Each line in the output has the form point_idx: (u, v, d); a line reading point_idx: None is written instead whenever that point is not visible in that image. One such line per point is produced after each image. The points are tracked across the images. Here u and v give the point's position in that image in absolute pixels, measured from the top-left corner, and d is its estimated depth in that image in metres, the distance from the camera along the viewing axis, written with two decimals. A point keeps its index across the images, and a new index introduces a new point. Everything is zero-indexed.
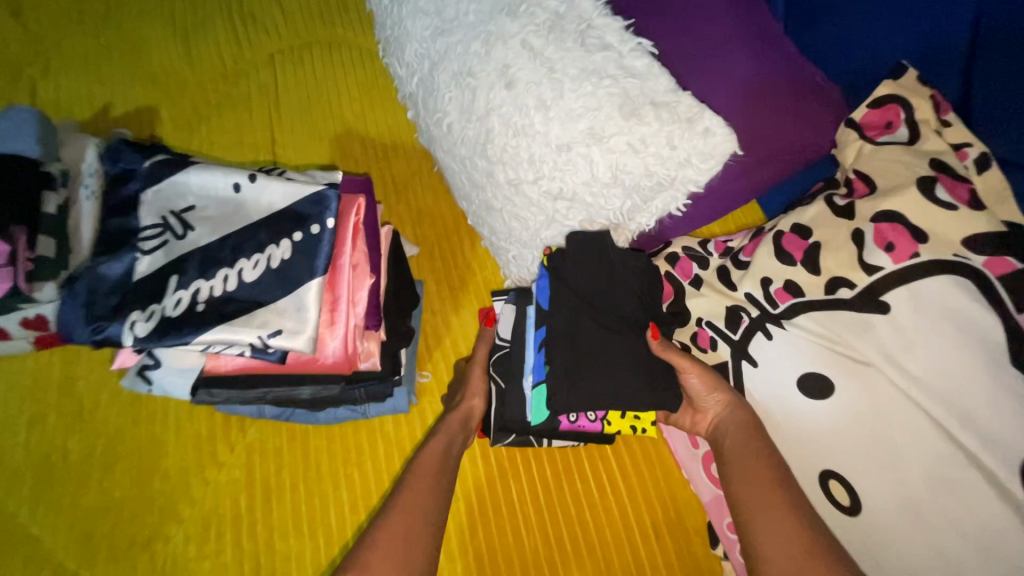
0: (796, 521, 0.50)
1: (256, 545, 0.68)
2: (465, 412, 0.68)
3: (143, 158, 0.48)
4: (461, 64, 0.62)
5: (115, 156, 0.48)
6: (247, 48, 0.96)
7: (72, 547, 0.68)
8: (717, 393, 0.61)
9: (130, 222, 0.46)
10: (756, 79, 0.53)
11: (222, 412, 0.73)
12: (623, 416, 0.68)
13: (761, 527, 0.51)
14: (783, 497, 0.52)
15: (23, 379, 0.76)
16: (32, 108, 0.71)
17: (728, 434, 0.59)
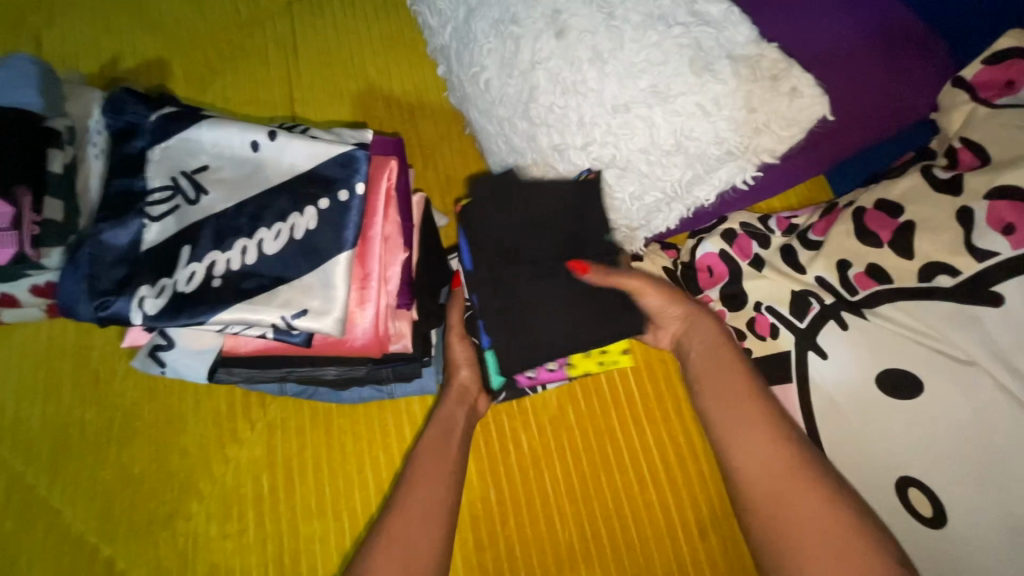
0: (772, 432, 0.48)
1: (279, 526, 0.65)
2: (458, 390, 0.61)
3: (149, 110, 0.42)
4: (503, 9, 0.54)
5: (119, 107, 0.43)
6: None
7: (92, 521, 0.66)
8: (674, 305, 0.59)
9: (137, 183, 0.41)
10: (856, 30, 0.45)
11: (240, 388, 0.69)
12: (588, 355, 0.65)
13: (739, 444, 0.48)
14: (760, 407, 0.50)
15: (37, 348, 0.73)
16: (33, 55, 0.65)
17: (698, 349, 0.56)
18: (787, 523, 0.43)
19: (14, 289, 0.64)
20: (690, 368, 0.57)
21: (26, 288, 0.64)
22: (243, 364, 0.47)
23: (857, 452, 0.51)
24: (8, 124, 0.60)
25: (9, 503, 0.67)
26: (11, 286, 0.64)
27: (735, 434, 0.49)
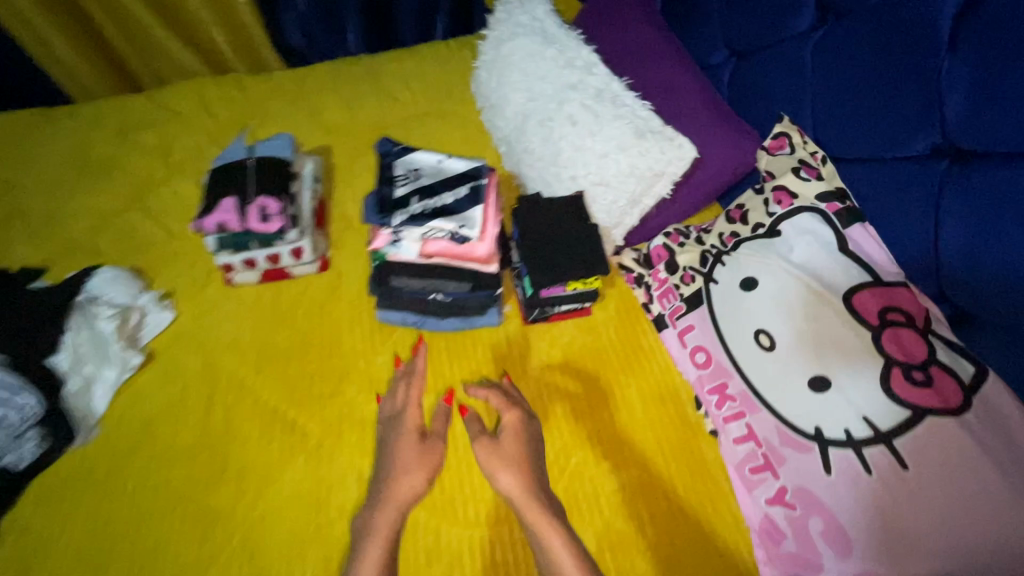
0: (556, 526, 0.86)
1: (400, 399, 1.05)
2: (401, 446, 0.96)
3: (395, 147, 0.98)
4: (544, 115, 1.11)
5: (381, 145, 0.99)
6: (388, 113, 1.48)
7: (280, 396, 1.05)
8: (509, 408, 0.99)
9: (392, 173, 0.94)
10: (704, 119, 1.05)
11: (377, 320, 1.13)
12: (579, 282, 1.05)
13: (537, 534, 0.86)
14: (541, 511, 0.88)
15: (247, 298, 1.17)
16: (291, 137, 1.21)
17: (512, 434, 0.96)
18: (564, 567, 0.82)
19: (259, 254, 1.10)
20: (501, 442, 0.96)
21: (265, 255, 1.10)
22: (415, 272, 0.95)
23: (733, 326, 0.96)
24: (276, 163, 1.13)
25: (229, 384, 1.07)
26: (260, 252, 1.10)
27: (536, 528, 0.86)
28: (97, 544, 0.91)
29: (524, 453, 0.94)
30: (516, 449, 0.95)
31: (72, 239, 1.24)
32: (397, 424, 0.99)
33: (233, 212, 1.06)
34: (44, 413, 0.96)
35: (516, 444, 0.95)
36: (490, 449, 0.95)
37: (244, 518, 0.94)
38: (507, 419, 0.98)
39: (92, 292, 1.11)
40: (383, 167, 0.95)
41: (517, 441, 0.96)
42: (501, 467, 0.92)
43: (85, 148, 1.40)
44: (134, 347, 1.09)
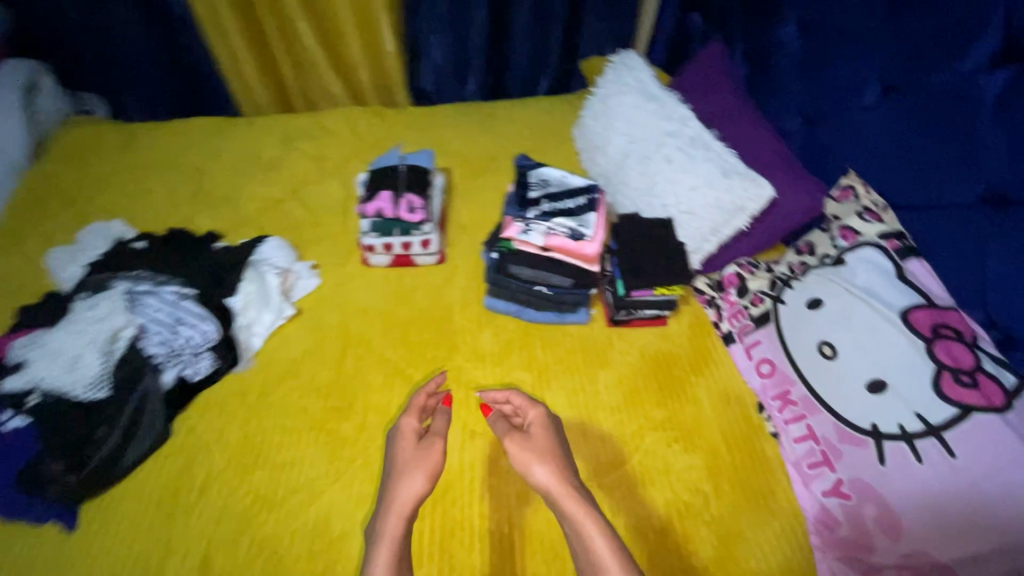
0: (595, 518, 0.81)
1: (499, 371, 1.22)
2: (410, 447, 0.96)
3: (528, 161, 1.24)
4: (643, 155, 1.36)
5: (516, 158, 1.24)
6: (500, 147, 1.76)
7: (400, 356, 1.25)
8: (533, 407, 1.01)
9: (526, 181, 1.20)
10: (780, 168, 1.26)
11: (483, 306, 1.34)
12: (665, 288, 1.23)
13: (574, 527, 0.82)
14: (574, 501, 0.83)
15: (378, 277, 1.41)
16: (432, 151, 1.49)
17: (519, 442, 0.93)
18: (604, 562, 0.77)
19: (398, 240, 1.35)
20: (514, 449, 0.93)
21: (402, 242, 1.35)
22: (532, 264, 1.18)
23: (799, 339, 1.12)
24: (421, 170, 1.40)
25: (359, 341, 1.28)
26: (398, 238, 1.35)
27: (570, 518, 0.83)
28: (248, 449, 1.10)
29: (555, 447, 0.94)
30: (545, 440, 0.94)
31: (243, 217, 1.53)
32: (402, 440, 0.97)
33: (388, 202, 1.34)
34: (217, 338, 1.20)
35: (545, 435, 0.95)
36: (520, 442, 0.93)
37: (366, 446, 1.11)
38: (532, 423, 0.98)
39: (260, 256, 1.37)
40: (519, 175, 1.21)
41: (543, 432, 0.96)
42: (532, 459, 0.90)
43: (255, 150, 1.72)
44: (287, 301, 1.32)
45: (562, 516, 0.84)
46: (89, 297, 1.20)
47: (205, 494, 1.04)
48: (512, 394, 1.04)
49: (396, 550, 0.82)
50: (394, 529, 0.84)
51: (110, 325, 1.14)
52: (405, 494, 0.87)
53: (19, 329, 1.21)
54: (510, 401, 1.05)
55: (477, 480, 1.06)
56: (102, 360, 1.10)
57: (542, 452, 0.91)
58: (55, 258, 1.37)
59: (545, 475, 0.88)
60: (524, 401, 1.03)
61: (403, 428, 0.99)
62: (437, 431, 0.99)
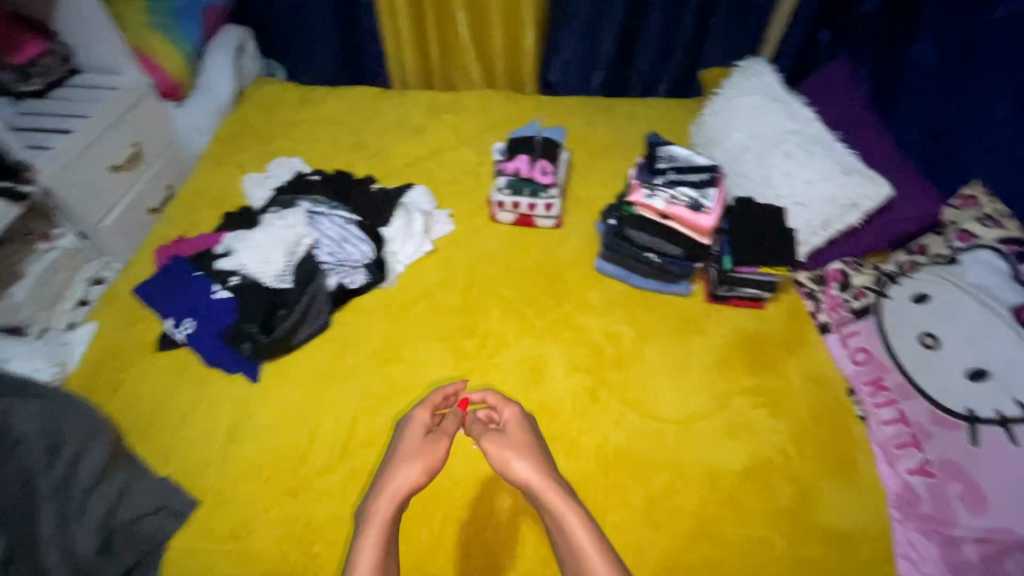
0: (580, 522, 0.83)
1: (602, 322, 1.36)
2: (411, 436, 0.97)
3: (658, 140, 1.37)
4: (762, 150, 1.47)
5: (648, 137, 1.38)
6: (617, 137, 1.92)
7: (516, 297, 1.43)
8: (512, 408, 1.02)
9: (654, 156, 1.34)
10: (900, 176, 1.33)
11: (593, 268, 1.49)
12: (769, 269, 1.32)
13: (560, 530, 0.85)
14: (556, 499, 0.86)
15: (502, 231, 1.60)
16: (564, 129, 1.67)
17: (506, 438, 0.94)
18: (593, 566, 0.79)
19: (524, 201, 1.53)
20: (496, 447, 0.93)
21: (527, 202, 1.53)
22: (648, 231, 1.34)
23: (898, 329, 1.17)
24: (553, 143, 1.58)
25: (483, 280, 1.47)
26: (525, 199, 1.54)
27: (555, 518, 0.85)
28: (387, 347, 1.30)
29: (537, 444, 0.96)
30: (528, 436, 0.97)
31: (393, 169, 1.78)
32: (405, 433, 0.98)
33: (525, 164, 1.54)
34: (373, 259, 1.46)
35: (525, 431, 0.97)
36: (499, 440, 0.94)
37: (483, 361, 1.28)
38: (510, 422, 1.00)
39: (408, 199, 1.61)
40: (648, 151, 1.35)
41: (519, 427, 0.99)
42: (513, 456, 0.91)
43: (404, 117, 1.99)
44: (426, 240, 1.54)
45: (546, 509, 0.87)
46: (281, 212, 1.49)
47: (353, 374, 1.24)
48: (491, 395, 1.05)
49: (386, 533, 0.85)
50: (384, 518, 0.86)
51: (296, 234, 1.41)
52: (399, 484, 0.89)
53: (224, 229, 1.52)
54: (486, 402, 1.05)
55: (576, 404, 1.18)
56: (286, 259, 1.38)
57: (528, 449, 0.93)
58: (251, 180, 1.69)
59: (529, 477, 0.88)
60: (501, 400, 1.04)
61: (415, 420, 0.99)
62: (445, 429, 0.99)
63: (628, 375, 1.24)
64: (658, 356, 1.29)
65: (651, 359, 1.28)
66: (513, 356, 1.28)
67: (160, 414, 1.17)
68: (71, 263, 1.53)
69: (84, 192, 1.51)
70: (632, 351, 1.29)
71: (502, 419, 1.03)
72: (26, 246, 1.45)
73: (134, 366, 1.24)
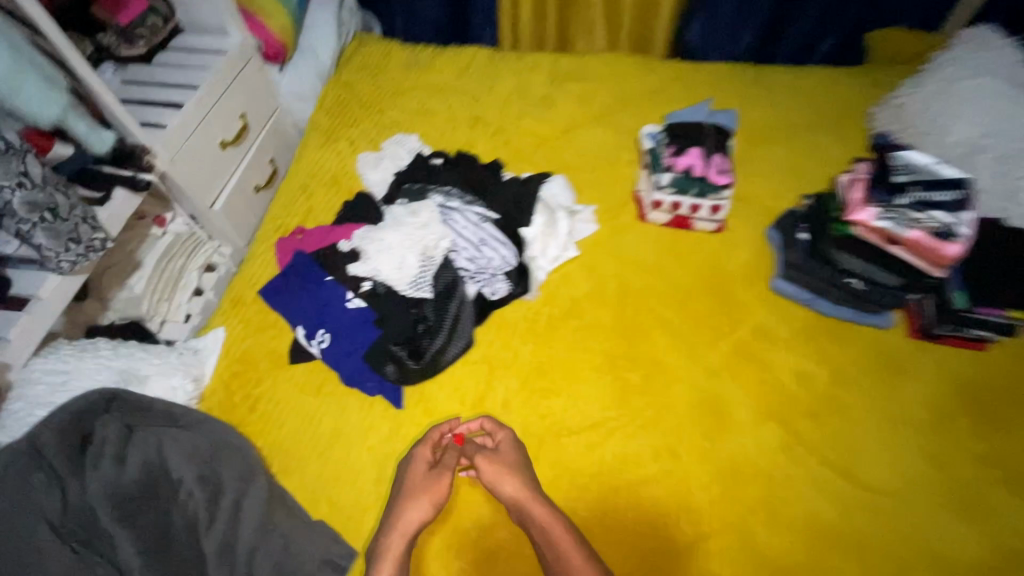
0: (573, 540, 0.90)
1: (792, 359, 1.18)
2: (414, 465, 1.00)
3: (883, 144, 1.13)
4: (1005, 154, 1.19)
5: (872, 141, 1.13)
6: (779, 114, 1.62)
7: (679, 320, 1.25)
8: (504, 431, 1.05)
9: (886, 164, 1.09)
10: None
11: (770, 288, 1.27)
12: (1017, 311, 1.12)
13: (550, 551, 0.89)
14: (546, 512, 0.93)
15: (654, 232, 1.39)
16: (735, 112, 1.39)
17: (493, 463, 0.99)
18: None
19: (688, 201, 1.31)
20: (486, 472, 0.98)
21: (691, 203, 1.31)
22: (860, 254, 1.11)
23: None
24: (727, 130, 1.32)
25: (641, 295, 1.29)
26: (688, 199, 1.31)
27: (543, 535, 0.91)
28: (542, 375, 1.16)
29: (527, 469, 1.00)
30: (523, 461, 1.01)
31: (521, 150, 1.56)
32: (407, 468, 1.01)
33: (701, 159, 1.25)
34: (517, 266, 1.28)
35: (519, 454, 1.02)
36: (489, 463, 0.99)
37: (654, 399, 1.13)
38: (502, 447, 1.02)
39: (547, 192, 1.40)
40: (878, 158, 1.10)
41: (513, 451, 1.02)
42: (504, 476, 0.97)
43: (525, 84, 1.74)
44: (572, 243, 1.35)
45: (532, 525, 0.93)
46: (410, 203, 1.31)
47: (513, 410, 1.12)
48: (484, 421, 1.06)
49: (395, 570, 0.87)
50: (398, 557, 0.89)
51: (432, 236, 1.24)
52: (405, 529, 0.92)
53: (346, 222, 1.36)
54: (482, 428, 1.07)
55: (777, 464, 1.04)
56: (420, 264, 1.21)
57: (523, 474, 0.98)
58: (363, 163, 1.50)
59: (523, 496, 0.95)
60: (492, 427, 1.06)
61: (416, 459, 1.00)
62: (447, 465, 1.01)
63: (828, 431, 1.08)
64: (864, 408, 1.11)
65: (857, 411, 1.10)
66: (689, 396, 1.13)
67: (304, 440, 1.08)
68: (183, 250, 1.43)
69: (196, 173, 1.37)
70: (837, 402, 1.12)
71: (492, 441, 1.05)
72: (140, 231, 1.37)
73: (268, 381, 1.15)
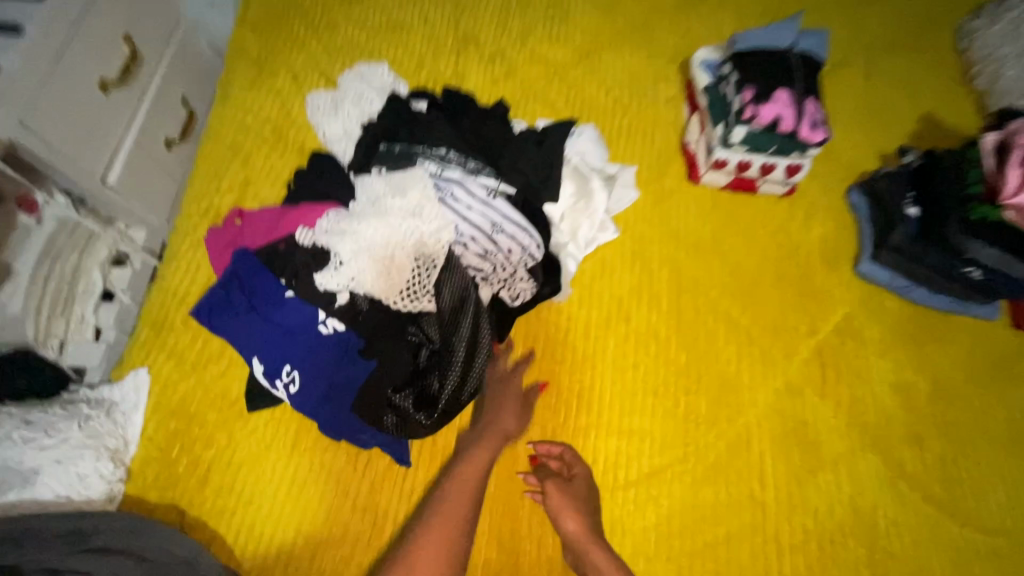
0: None
1: (888, 367, 0.96)
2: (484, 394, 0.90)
3: None
4: None
5: None
6: (851, 30, 1.27)
7: (748, 318, 0.99)
8: (580, 466, 0.86)
9: None
10: None
11: (855, 272, 1.03)
12: None
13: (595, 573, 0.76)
14: (601, 549, 0.77)
15: (707, 200, 1.09)
16: (829, 32, 1.03)
17: (564, 490, 0.82)
18: None
19: (759, 161, 1.01)
20: (556, 499, 0.81)
21: (762, 163, 1.01)
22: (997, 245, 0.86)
23: None
24: (816, 65, 0.98)
25: (700, 287, 1.01)
26: (759, 159, 1.01)
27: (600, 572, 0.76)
28: (585, 406, 0.92)
29: (590, 505, 0.82)
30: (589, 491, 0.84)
31: (529, 85, 1.17)
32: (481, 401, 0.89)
33: (790, 108, 0.94)
34: (542, 258, 0.96)
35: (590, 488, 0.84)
36: (558, 487, 0.82)
37: (726, 429, 0.90)
38: (577, 478, 0.84)
39: (574, 150, 1.06)
40: None
41: (587, 493, 0.83)
42: (566, 509, 0.80)
43: None
44: (608, 219, 1.03)
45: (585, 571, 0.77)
46: (390, 174, 0.93)
47: (562, 452, 0.87)
48: (565, 449, 0.87)
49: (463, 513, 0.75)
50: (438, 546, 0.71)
51: (429, 225, 0.89)
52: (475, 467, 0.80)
53: (302, 202, 0.98)
54: (558, 455, 0.87)
55: (880, 506, 0.86)
56: (414, 266, 0.88)
57: (583, 506, 0.81)
58: (315, 109, 1.07)
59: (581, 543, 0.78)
60: (572, 458, 0.87)
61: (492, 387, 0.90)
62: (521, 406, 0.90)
63: (930, 456, 0.90)
64: (972, 426, 0.93)
65: (964, 430, 0.92)
66: (769, 423, 0.91)
67: (282, 519, 0.82)
68: (71, 241, 0.89)
69: (64, 134, 0.83)
70: (942, 419, 0.93)
71: (567, 473, 0.85)
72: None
73: (222, 440, 0.85)
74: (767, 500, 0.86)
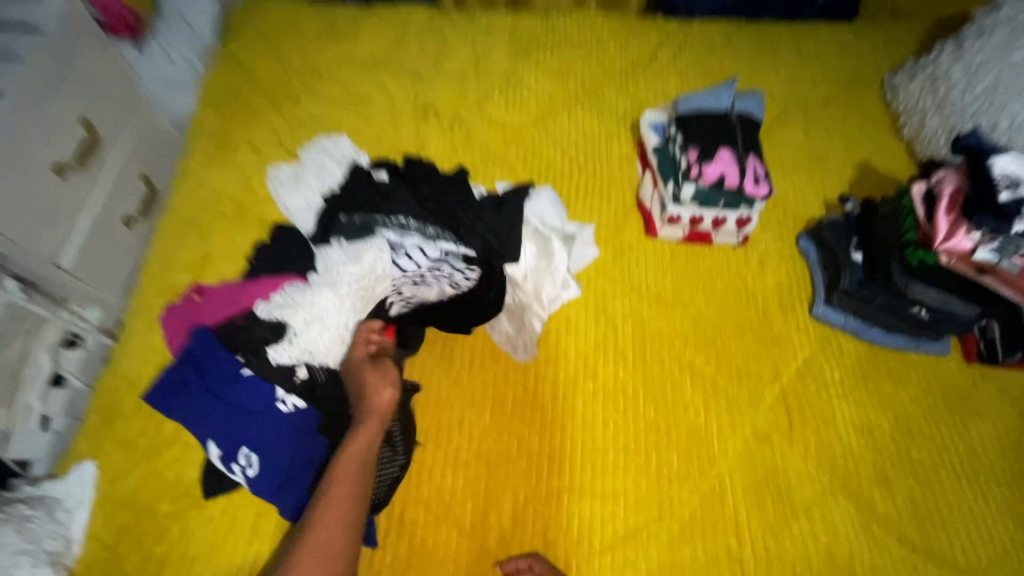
0: None
1: (853, 408, 0.97)
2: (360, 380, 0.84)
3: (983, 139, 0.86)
4: None
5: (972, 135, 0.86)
6: (786, 87, 1.37)
7: (712, 368, 1.00)
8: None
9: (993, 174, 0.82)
10: None
11: (812, 316, 1.05)
12: None
13: None
14: None
15: (665, 252, 1.12)
16: (763, 94, 1.10)
17: None
18: None
19: (710, 215, 1.06)
20: None
21: (714, 216, 1.06)
22: (930, 281, 0.92)
23: None
24: (753, 123, 1.05)
25: (663, 338, 1.03)
26: (711, 212, 1.06)
27: None
28: (556, 468, 0.90)
29: None
30: None
31: (488, 149, 1.21)
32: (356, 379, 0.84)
33: (734, 166, 0.99)
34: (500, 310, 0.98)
35: None
36: None
37: (700, 484, 0.89)
38: None
39: (531, 211, 1.07)
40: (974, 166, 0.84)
41: None
42: None
43: (482, 56, 1.36)
44: (570, 277, 1.05)
45: None
46: (349, 245, 0.94)
47: (531, 565, 0.80)
48: (533, 560, 0.80)
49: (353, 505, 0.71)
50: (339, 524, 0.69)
51: None
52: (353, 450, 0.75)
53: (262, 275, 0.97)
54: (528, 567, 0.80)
55: (859, 553, 0.85)
56: None
57: None
58: (275, 179, 1.06)
59: None
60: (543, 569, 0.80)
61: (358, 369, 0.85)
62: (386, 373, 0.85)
63: (903, 496, 0.90)
64: (936, 461, 0.93)
65: (932, 468, 0.93)
66: (742, 473, 0.90)
67: None
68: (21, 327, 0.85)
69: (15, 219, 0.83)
70: (911, 460, 0.93)
71: None
72: None
73: (176, 532, 0.80)
74: (745, 555, 0.84)
